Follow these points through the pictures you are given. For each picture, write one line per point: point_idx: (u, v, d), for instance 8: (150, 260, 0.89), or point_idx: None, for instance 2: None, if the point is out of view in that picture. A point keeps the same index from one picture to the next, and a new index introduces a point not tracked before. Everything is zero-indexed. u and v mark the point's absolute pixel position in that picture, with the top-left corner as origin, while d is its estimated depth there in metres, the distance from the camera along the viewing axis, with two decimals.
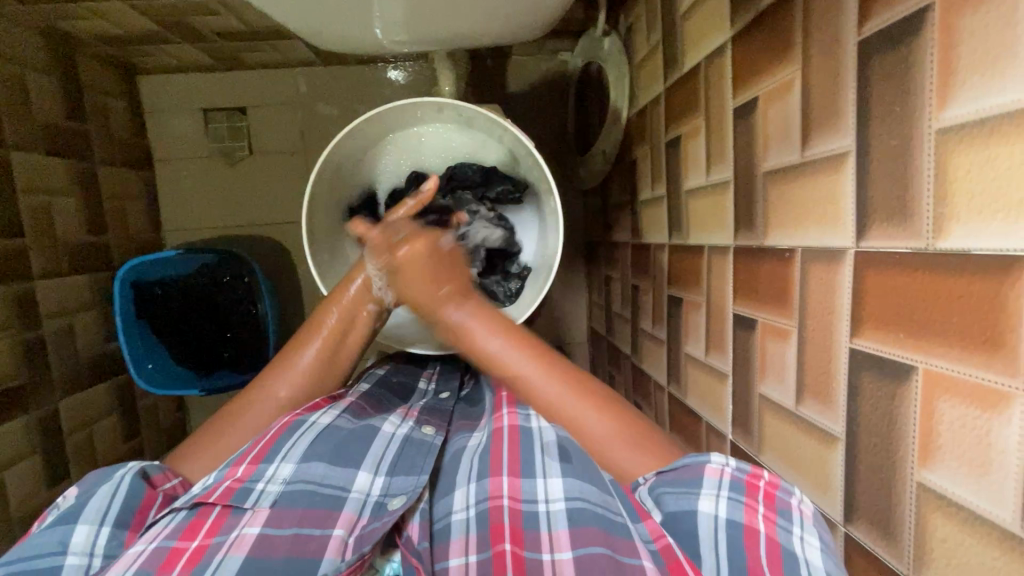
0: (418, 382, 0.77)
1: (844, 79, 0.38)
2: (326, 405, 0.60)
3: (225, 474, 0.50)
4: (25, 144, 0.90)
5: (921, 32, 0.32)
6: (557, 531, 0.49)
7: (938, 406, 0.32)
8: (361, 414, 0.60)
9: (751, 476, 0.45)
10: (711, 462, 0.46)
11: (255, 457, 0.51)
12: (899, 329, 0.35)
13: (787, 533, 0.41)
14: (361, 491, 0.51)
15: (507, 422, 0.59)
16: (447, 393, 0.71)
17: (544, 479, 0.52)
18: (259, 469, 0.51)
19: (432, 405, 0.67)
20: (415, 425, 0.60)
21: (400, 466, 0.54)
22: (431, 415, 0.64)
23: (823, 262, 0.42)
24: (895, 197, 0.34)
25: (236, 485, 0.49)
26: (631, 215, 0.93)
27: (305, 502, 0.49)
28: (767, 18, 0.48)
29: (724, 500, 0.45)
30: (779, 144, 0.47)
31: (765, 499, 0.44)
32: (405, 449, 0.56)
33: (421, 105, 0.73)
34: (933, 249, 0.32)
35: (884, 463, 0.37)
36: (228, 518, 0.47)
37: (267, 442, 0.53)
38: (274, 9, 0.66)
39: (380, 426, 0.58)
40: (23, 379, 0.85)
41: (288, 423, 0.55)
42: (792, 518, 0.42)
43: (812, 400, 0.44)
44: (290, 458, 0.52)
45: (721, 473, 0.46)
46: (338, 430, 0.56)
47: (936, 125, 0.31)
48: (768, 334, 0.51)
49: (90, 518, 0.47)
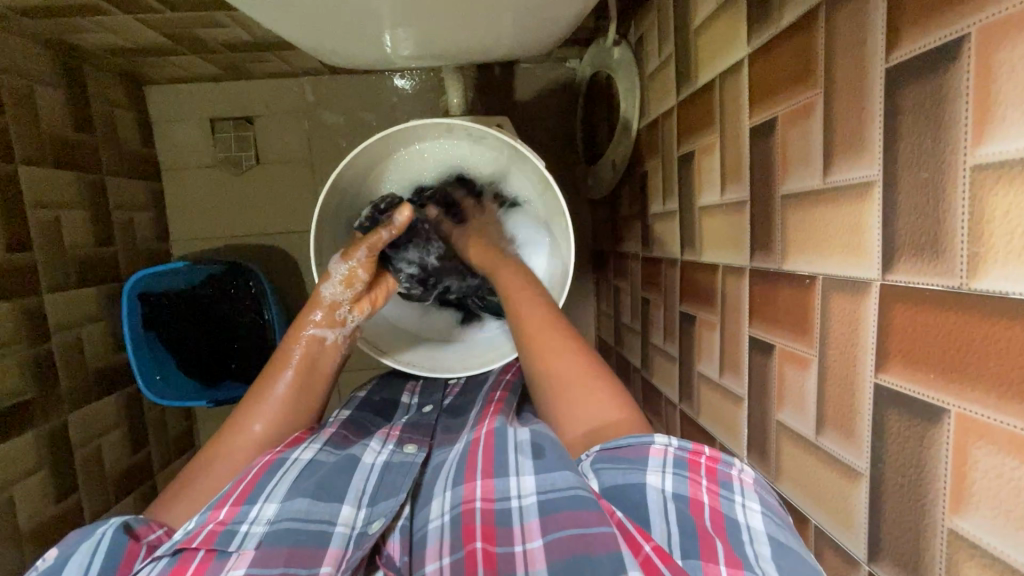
0: (401, 398, 0.78)
1: (870, 105, 0.37)
2: (307, 439, 0.61)
3: (207, 517, 0.50)
4: (33, 157, 0.90)
5: (956, 62, 0.31)
6: (529, 521, 0.49)
7: (973, 453, 0.31)
8: (342, 445, 0.62)
9: (694, 453, 0.48)
10: (656, 441, 0.48)
11: (237, 500, 0.51)
12: (930, 369, 0.33)
13: (730, 501, 0.45)
14: (347, 524, 0.52)
15: (484, 430, 0.60)
16: (430, 407, 0.74)
17: (516, 477, 0.53)
18: (242, 511, 0.50)
19: (414, 421, 0.69)
20: (396, 448, 0.62)
21: (382, 492, 0.56)
22: (413, 432, 0.67)
23: (846, 293, 0.40)
24: (926, 232, 0.33)
25: (219, 528, 0.49)
26: (641, 227, 0.92)
27: (290, 540, 0.49)
28: (787, 37, 0.47)
29: (671, 476, 0.47)
30: (799, 167, 0.46)
31: (708, 473, 0.47)
32: (386, 474, 0.58)
33: (425, 124, 0.73)
34: (968, 289, 0.31)
35: (911, 506, 0.36)
36: (213, 564, 0.47)
37: (247, 485, 0.53)
38: (282, 26, 0.66)
39: (360, 455, 0.59)
40: (32, 394, 0.85)
41: (269, 463, 0.55)
42: (733, 488, 0.46)
43: (832, 432, 0.43)
44: (274, 499, 0.52)
45: (665, 452, 0.48)
46: (320, 466, 0.57)
47: (972, 161, 0.30)
48: (786, 361, 0.49)
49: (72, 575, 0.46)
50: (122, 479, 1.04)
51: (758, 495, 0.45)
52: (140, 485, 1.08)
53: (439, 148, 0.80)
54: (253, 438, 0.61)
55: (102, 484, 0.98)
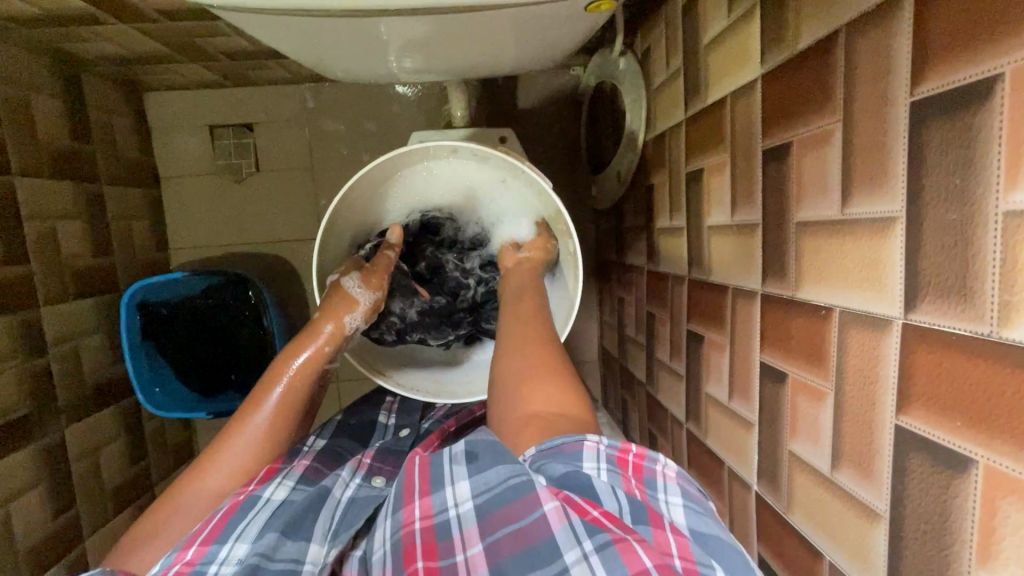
0: (379, 417, 0.79)
1: (893, 138, 0.36)
2: (280, 471, 0.60)
3: (172, 559, 0.48)
4: (30, 169, 0.88)
5: (988, 102, 0.30)
6: (467, 529, 0.47)
7: (1001, 507, 0.30)
8: (314, 479, 0.61)
9: (622, 451, 0.46)
10: (586, 440, 0.46)
11: (206, 538, 0.50)
12: (956, 416, 0.32)
13: (657, 498, 0.44)
14: (314, 562, 0.51)
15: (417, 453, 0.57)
16: (406, 431, 0.75)
17: (451, 486, 0.51)
18: (211, 551, 0.49)
19: (387, 446, 0.70)
20: (364, 480, 0.63)
21: (344, 524, 0.55)
22: (384, 461, 0.67)
23: (866, 328, 0.39)
24: (953, 276, 0.32)
25: (186, 569, 0.47)
26: (646, 240, 0.91)
27: None
28: (803, 61, 0.46)
29: (605, 472, 0.45)
30: (816, 195, 0.45)
31: (635, 471, 0.46)
32: (355, 507, 0.58)
33: (434, 146, 0.71)
34: (998, 338, 0.30)
35: (936, 555, 0.34)
36: None
37: (216, 524, 0.51)
38: (283, 42, 0.64)
39: (330, 489, 0.59)
40: (30, 409, 0.84)
41: (240, 501, 0.54)
42: (656, 485, 0.45)
43: (849, 468, 0.42)
44: (244, 538, 0.51)
45: (597, 449, 0.46)
46: (292, 503, 0.56)
47: (1004, 206, 0.29)
48: (799, 391, 0.48)
49: None
50: (120, 492, 1.03)
51: (679, 489, 0.45)
52: (138, 498, 1.07)
53: (447, 167, 0.78)
54: (241, 462, 0.60)
55: (100, 498, 0.97)
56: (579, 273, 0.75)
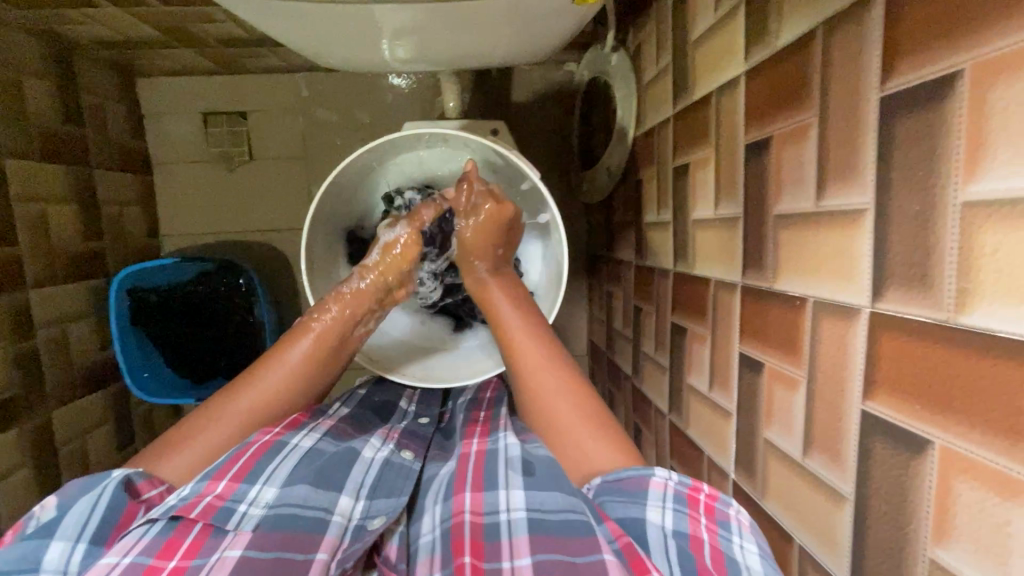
0: (399, 403, 0.75)
1: (863, 134, 0.37)
2: (306, 423, 0.60)
3: (204, 488, 0.49)
4: (20, 151, 0.88)
5: (949, 97, 0.31)
6: (518, 536, 0.47)
7: (955, 486, 0.31)
8: (343, 436, 0.60)
9: (693, 489, 0.46)
10: (656, 475, 0.47)
11: (236, 475, 0.50)
12: (916, 399, 0.34)
13: (729, 541, 0.43)
14: (344, 514, 0.50)
15: (474, 447, 0.59)
16: (427, 419, 0.71)
17: (506, 490, 0.51)
18: (242, 489, 0.49)
19: (412, 429, 0.67)
20: (394, 449, 0.60)
21: (380, 489, 0.54)
22: (412, 439, 0.64)
23: (836, 317, 0.40)
24: (916, 264, 0.33)
25: (218, 502, 0.48)
26: (635, 235, 0.92)
27: (288, 526, 0.47)
28: (782, 58, 0.47)
29: (670, 512, 0.45)
30: (793, 189, 0.46)
31: (706, 511, 0.45)
32: (385, 473, 0.56)
33: (426, 134, 0.72)
34: (955, 323, 0.31)
35: (896, 534, 0.36)
36: (207, 540, 0.46)
37: (246, 463, 0.52)
38: (276, 28, 0.65)
39: (360, 449, 0.57)
40: (17, 391, 0.84)
41: (267, 445, 0.54)
42: (731, 528, 0.43)
43: (818, 454, 0.43)
44: (274, 482, 0.51)
45: (664, 486, 0.46)
46: (319, 454, 0.56)
47: (963, 197, 0.30)
48: (775, 380, 0.49)
49: (66, 533, 0.46)
50: None
51: (755, 537, 0.43)
52: None
53: (466, 147, 0.77)
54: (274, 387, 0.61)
55: None
56: (564, 266, 0.76)
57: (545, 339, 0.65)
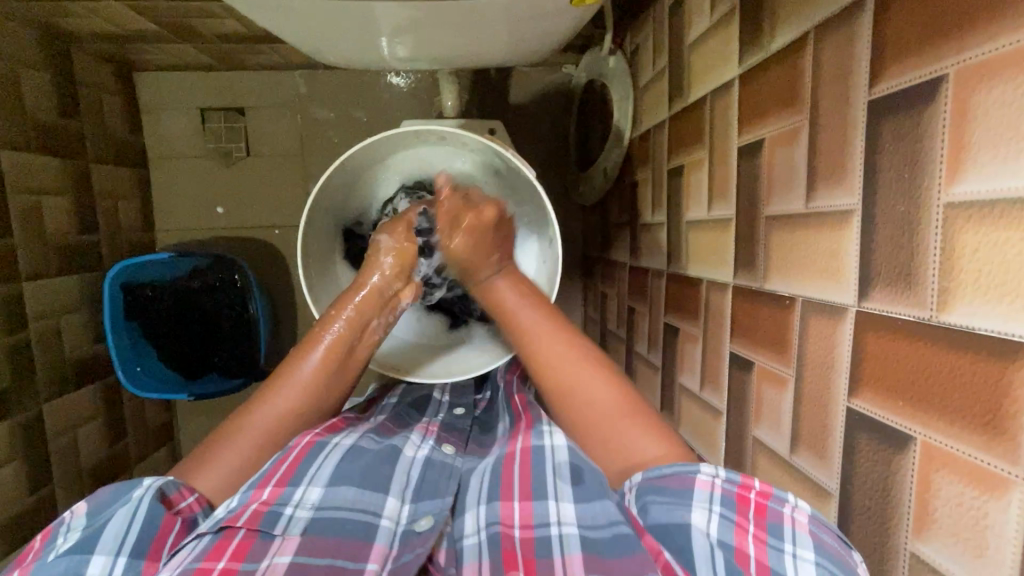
0: (433, 395, 0.76)
1: (851, 137, 0.38)
2: (344, 427, 0.59)
3: (250, 496, 0.48)
4: (16, 143, 0.88)
5: (933, 102, 0.32)
6: (569, 552, 0.45)
7: (935, 481, 0.32)
8: (384, 435, 0.60)
9: (743, 487, 0.42)
10: (701, 472, 0.43)
11: (280, 479, 0.50)
12: (899, 397, 0.34)
13: (779, 552, 0.39)
14: (392, 518, 0.50)
15: (519, 445, 0.56)
16: (462, 408, 0.71)
17: (556, 502, 0.49)
18: (287, 492, 0.49)
19: (449, 423, 0.67)
20: (434, 445, 0.59)
21: (425, 490, 0.54)
22: (449, 432, 0.64)
23: (824, 316, 0.41)
24: (899, 264, 0.34)
25: (264, 508, 0.47)
26: (630, 236, 0.93)
27: (335, 531, 0.47)
28: (775, 62, 0.48)
29: (717, 517, 0.42)
30: (783, 191, 0.47)
31: (756, 514, 0.41)
32: (427, 472, 0.55)
33: (424, 131, 0.73)
34: (937, 321, 0.32)
35: (879, 528, 0.37)
36: (255, 543, 0.45)
37: (291, 464, 0.52)
38: (277, 23, 0.65)
39: (402, 448, 0.57)
40: (8, 383, 0.84)
41: (310, 445, 0.54)
42: (783, 535, 0.39)
43: (806, 452, 0.44)
44: (318, 482, 0.50)
45: (711, 486, 0.43)
46: (364, 450, 0.55)
47: (945, 199, 0.31)
48: (764, 379, 0.50)
49: (106, 547, 0.46)
50: (98, 471, 1.02)
51: (812, 539, 0.38)
52: (118, 477, 1.07)
53: (465, 145, 0.78)
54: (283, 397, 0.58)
55: (78, 476, 0.97)
56: (558, 267, 0.76)
57: (556, 321, 0.60)
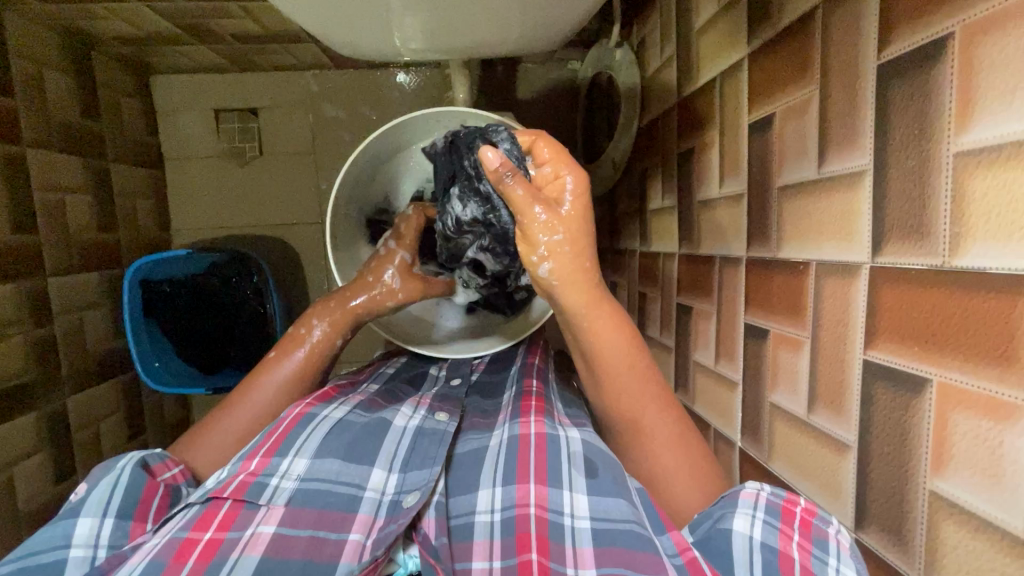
0: (429, 370, 0.77)
1: (862, 102, 0.40)
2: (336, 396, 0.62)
3: (239, 467, 0.51)
4: (41, 142, 0.91)
5: (941, 58, 0.34)
6: (581, 545, 0.47)
7: (952, 418, 0.34)
8: (373, 408, 0.61)
9: (788, 501, 0.44)
10: (746, 486, 0.46)
11: (269, 450, 0.52)
12: (914, 343, 0.36)
13: (823, 563, 0.40)
14: (377, 489, 0.51)
15: (533, 429, 0.56)
16: (458, 380, 0.72)
17: (569, 492, 0.50)
18: (274, 463, 0.51)
19: (445, 393, 0.67)
20: (428, 413, 0.60)
21: (414, 458, 0.54)
22: (443, 402, 0.64)
23: (839, 275, 0.43)
24: (912, 215, 0.36)
25: (251, 478, 0.50)
26: (639, 223, 0.94)
27: (321, 503, 0.49)
28: (784, 39, 0.50)
29: (760, 522, 0.44)
30: (796, 160, 0.49)
31: (801, 526, 0.42)
32: (418, 440, 0.56)
33: (443, 115, 0.75)
34: (949, 266, 0.33)
35: (897, 472, 0.38)
36: (241, 512, 0.48)
37: (279, 436, 0.54)
38: (300, 15, 0.68)
39: (392, 418, 0.58)
40: (33, 376, 0.85)
41: (300, 416, 0.56)
42: (827, 548, 0.40)
43: (823, 409, 0.46)
44: (305, 454, 0.53)
45: (756, 497, 0.45)
46: (352, 424, 0.57)
47: (955, 147, 0.33)
48: (780, 344, 0.52)
49: (92, 510, 0.49)
50: None
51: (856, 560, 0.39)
52: None
53: None
54: (283, 380, 0.64)
55: None
56: None
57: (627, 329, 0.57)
